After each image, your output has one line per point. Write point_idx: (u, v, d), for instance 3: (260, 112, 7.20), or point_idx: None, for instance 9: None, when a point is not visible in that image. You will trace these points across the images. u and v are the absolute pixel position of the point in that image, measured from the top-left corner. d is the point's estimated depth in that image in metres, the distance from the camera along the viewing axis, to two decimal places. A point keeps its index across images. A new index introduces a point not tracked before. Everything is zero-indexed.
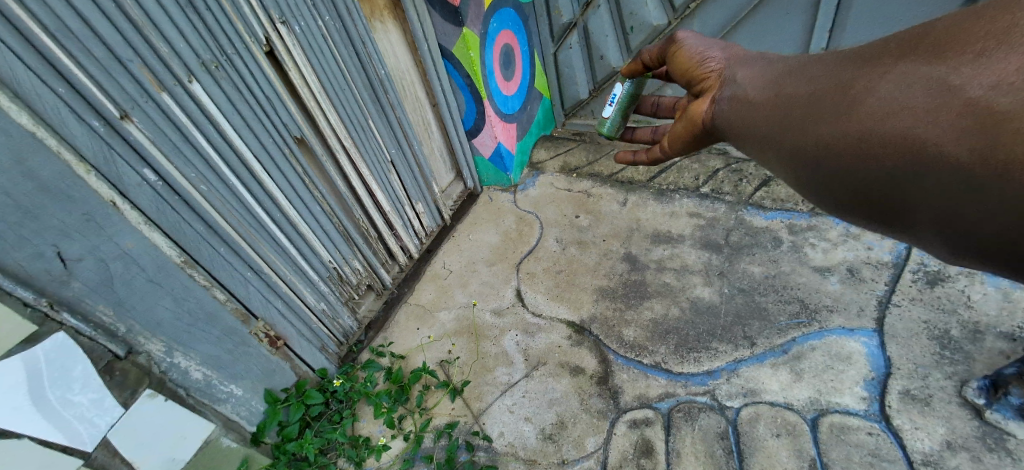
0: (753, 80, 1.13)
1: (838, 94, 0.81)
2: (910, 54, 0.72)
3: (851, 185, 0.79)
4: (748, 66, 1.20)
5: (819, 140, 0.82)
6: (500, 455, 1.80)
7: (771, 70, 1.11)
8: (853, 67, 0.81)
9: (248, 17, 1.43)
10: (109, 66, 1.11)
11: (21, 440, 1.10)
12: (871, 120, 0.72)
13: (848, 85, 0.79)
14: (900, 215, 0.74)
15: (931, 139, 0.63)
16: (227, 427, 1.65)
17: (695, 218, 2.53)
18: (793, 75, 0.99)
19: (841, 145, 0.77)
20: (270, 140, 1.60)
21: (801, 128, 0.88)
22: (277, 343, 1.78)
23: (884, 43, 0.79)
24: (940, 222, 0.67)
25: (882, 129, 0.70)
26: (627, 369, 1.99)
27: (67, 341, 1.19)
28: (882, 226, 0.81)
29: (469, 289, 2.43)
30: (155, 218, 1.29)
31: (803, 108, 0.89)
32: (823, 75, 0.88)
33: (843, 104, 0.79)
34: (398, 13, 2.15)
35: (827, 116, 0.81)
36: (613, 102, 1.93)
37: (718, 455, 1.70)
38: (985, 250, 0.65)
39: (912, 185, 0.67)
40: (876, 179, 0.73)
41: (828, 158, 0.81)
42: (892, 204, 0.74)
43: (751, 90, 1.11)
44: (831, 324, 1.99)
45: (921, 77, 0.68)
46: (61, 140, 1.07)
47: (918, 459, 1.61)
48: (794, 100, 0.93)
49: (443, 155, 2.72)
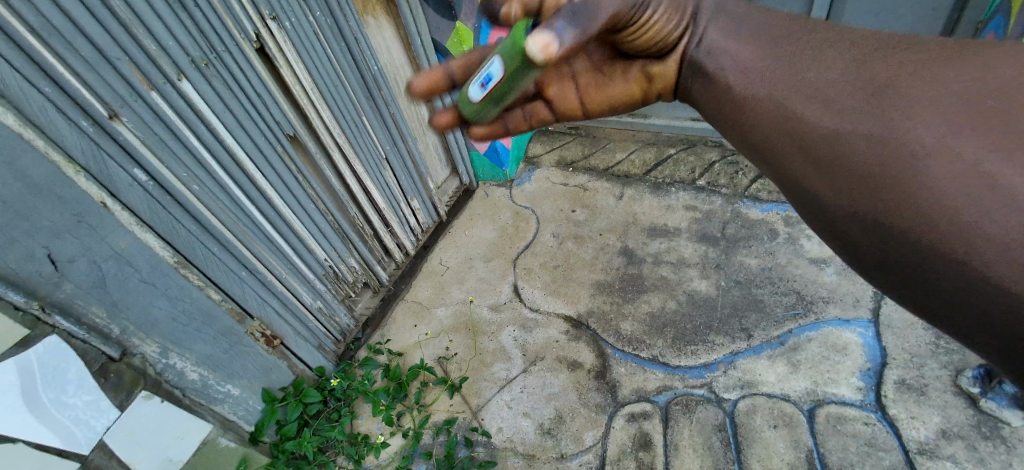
0: (737, 53, 0.89)
1: (859, 88, 0.66)
2: (933, 65, 0.61)
3: (839, 197, 0.65)
4: (726, 25, 0.93)
5: (832, 140, 0.66)
6: (499, 450, 1.81)
7: (756, 34, 0.87)
8: (867, 58, 0.69)
9: (239, 14, 1.43)
10: (96, 64, 1.09)
11: (17, 444, 1.09)
12: (893, 122, 0.59)
13: (871, 78, 0.65)
14: (881, 242, 0.62)
15: (952, 156, 0.53)
16: (225, 426, 1.66)
17: (691, 211, 2.53)
18: (783, 48, 0.81)
19: (858, 152, 0.62)
20: (260, 138, 1.57)
21: (806, 123, 0.70)
22: (274, 342, 1.76)
23: (890, 41, 0.70)
24: (906, 255, 0.59)
25: (912, 137, 0.57)
26: (625, 363, 1.99)
27: (61, 344, 1.18)
28: (847, 253, 0.70)
29: (466, 285, 2.43)
30: (147, 218, 1.27)
31: (807, 93, 0.72)
32: (825, 58, 0.74)
33: (864, 101, 0.64)
34: (390, 9, 2.14)
35: (848, 113, 0.65)
36: (484, 85, 0.97)
37: (716, 447, 1.71)
38: (933, 294, 0.59)
39: (903, 210, 0.57)
40: (879, 190, 0.59)
41: (829, 162, 0.66)
42: (876, 228, 0.62)
43: (738, 60, 0.87)
44: (827, 315, 2.00)
45: (948, 84, 0.58)
46: (50, 141, 1.06)
47: (914, 448, 1.62)
48: (793, 85, 0.75)
49: (439, 151, 2.70)
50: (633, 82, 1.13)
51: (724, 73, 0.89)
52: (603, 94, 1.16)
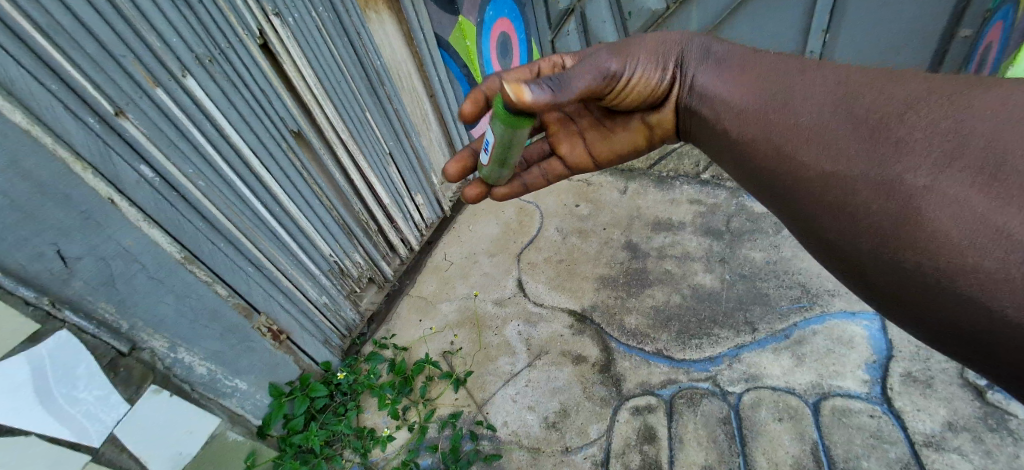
0: (748, 97, 1.07)
1: (855, 135, 0.80)
2: (919, 103, 0.75)
3: (839, 225, 0.80)
4: (723, 76, 1.17)
5: (838, 182, 0.80)
6: (505, 443, 1.81)
7: (761, 83, 1.06)
8: (856, 104, 0.84)
9: (241, 10, 1.43)
10: (102, 61, 1.10)
11: (30, 438, 1.10)
12: (887, 166, 0.73)
13: (862, 124, 0.80)
14: (890, 272, 0.72)
15: (947, 193, 0.64)
16: (233, 421, 1.67)
17: (696, 205, 2.54)
18: (785, 97, 0.97)
19: (857, 193, 0.76)
20: (266, 135, 1.58)
21: (808, 165, 0.87)
22: (280, 337, 1.79)
23: (877, 84, 0.84)
24: (917, 284, 0.68)
25: (906, 178, 0.70)
26: (629, 357, 1.99)
27: (71, 339, 1.19)
28: (859, 280, 0.81)
29: (470, 280, 2.43)
30: (154, 215, 1.29)
31: (806, 138, 0.89)
32: (818, 103, 0.91)
33: (861, 148, 0.78)
34: (393, 4, 2.14)
35: (847, 159, 0.79)
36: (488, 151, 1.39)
37: (721, 440, 1.71)
38: (943, 312, 0.66)
39: (911, 240, 0.67)
40: (883, 227, 0.72)
41: (829, 196, 0.82)
42: (881, 260, 0.73)
43: (748, 108, 1.05)
44: (833, 308, 2.01)
45: (938, 123, 0.71)
46: (57, 138, 1.06)
47: (920, 440, 1.62)
48: (799, 133, 0.91)
49: (442, 146, 2.66)
50: (636, 131, 1.50)
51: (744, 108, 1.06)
52: (610, 143, 1.56)
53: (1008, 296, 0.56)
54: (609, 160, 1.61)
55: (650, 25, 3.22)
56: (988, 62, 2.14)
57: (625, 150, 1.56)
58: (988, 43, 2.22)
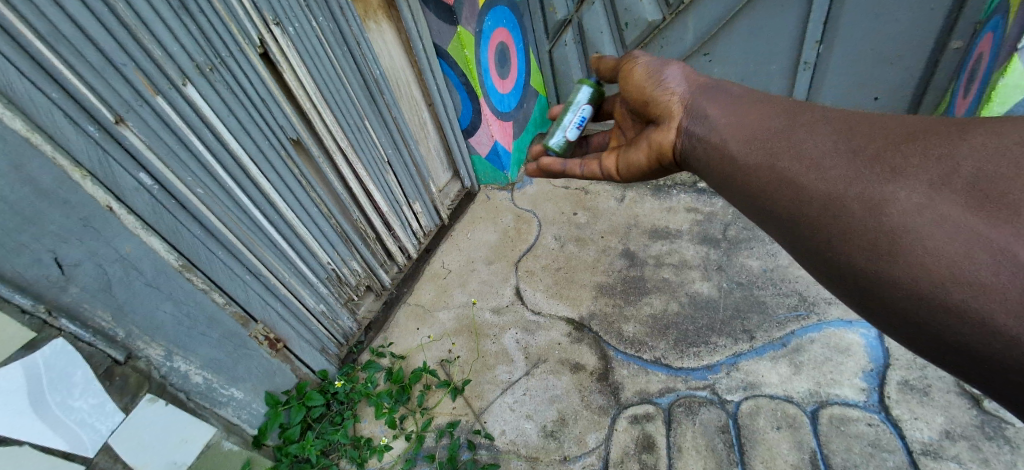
0: (746, 118, 1.09)
1: (849, 155, 0.81)
2: (918, 129, 0.77)
3: (826, 241, 0.80)
4: (726, 101, 1.20)
5: (829, 198, 0.80)
6: (502, 453, 1.80)
7: (763, 108, 1.09)
8: (851, 129, 0.86)
9: (242, 19, 1.43)
10: (103, 71, 1.10)
11: (22, 447, 1.09)
12: (881, 183, 0.73)
13: (856, 147, 0.81)
14: (878, 287, 0.72)
15: (943, 213, 0.66)
16: (228, 430, 1.65)
17: (693, 213, 2.55)
18: (783, 121, 0.99)
19: (846, 208, 0.76)
20: (264, 144, 1.59)
21: (801, 180, 0.86)
22: (277, 346, 1.78)
23: (870, 117, 0.86)
24: (906, 297, 0.68)
25: (901, 196, 0.70)
26: (627, 365, 1.99)
27: (66, 347, 1.18)
28: (847, 295, 0.80)
29: (468, 287, 2.44)
30: (152, 222, 1.29)
31: (799, 157, 0.89)
32: (813, 126, 0.92)
33: (856, 167, 0.78)
34: (392, 13, 2.16)
35: (840, 176, 0.80)
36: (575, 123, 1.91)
37: (719, 449, 1.71)
38: (937, 325, 0.66)
39: (904, 255, 0.68)
40: (877, 244, 0.71)
41: (818, 212, 0.81)
42: (878, 281, 0.72)
43: (742, 130, 1.07)
44: (829, 316, 2.01)
45: (935, 148, 0.73)
46: (56, 146, 1.07)
47: (917, 449, 1.62)
48: (791, 151, 0.91)
49: (441, 156, 2.73)
50: (643, 148, 1.49)
51: (742, 124, 1.09)
52: (625, 157, 1.58)
53: (1005, 307, 0.58)
54: (625, 174, 1.61)
55: (648, 35, 3.22)
56: (979, 73, 2.13)
57: (636, 170, 1.55)
58: (979, 54, 2.22)
